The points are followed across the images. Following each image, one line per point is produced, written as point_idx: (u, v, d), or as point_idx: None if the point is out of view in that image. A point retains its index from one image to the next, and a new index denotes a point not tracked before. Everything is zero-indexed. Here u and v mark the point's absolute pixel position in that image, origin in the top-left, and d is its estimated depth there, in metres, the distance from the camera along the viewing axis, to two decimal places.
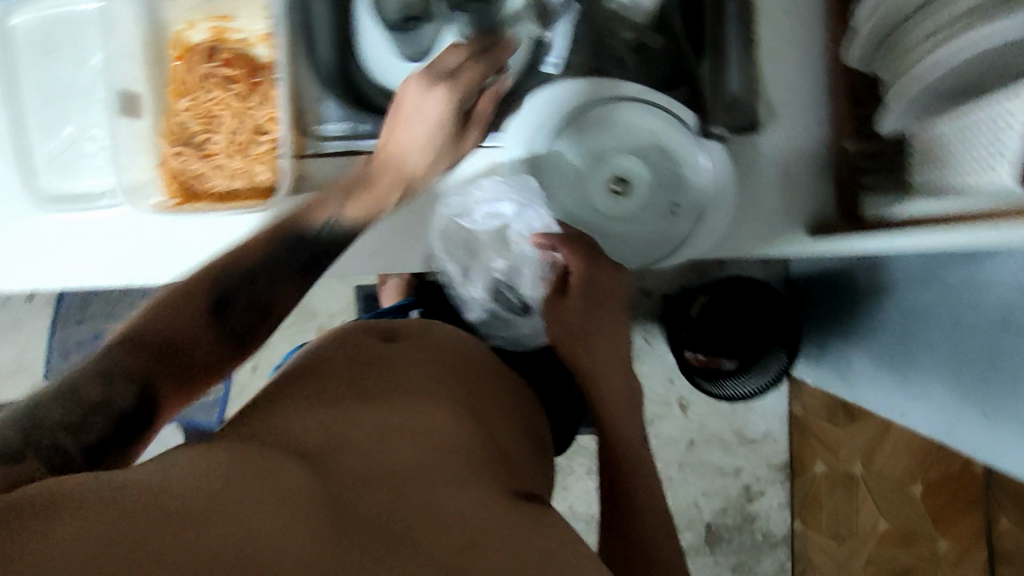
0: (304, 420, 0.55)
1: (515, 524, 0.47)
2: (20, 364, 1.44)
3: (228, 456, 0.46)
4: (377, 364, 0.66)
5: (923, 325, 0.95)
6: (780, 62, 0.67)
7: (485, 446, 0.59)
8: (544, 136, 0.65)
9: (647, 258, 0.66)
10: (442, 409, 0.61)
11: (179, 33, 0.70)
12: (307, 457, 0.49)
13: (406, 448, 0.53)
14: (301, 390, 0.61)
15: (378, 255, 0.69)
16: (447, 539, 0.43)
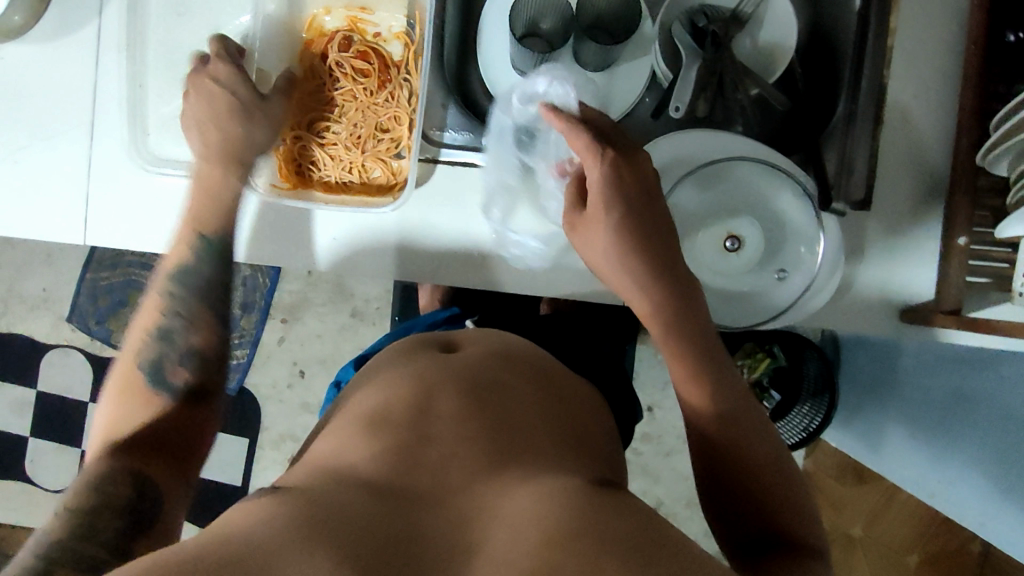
0: (359, 434, 0.51)
1: (597, 533, 0.41)
2: (47, 297, 1.41)
3: (281, 510, 0.43)
4: (434, 355, 0.60)
5: (966, 413, 0.96)
6: (899, 145, 0.68)
7: (554, 444, 0.53)
8: (661, 185, 0.67)
9: (745, 317, 0.66)
10: (496, 400, 0.54)
11: (315, 17, 0.73)
12: (361, 490, 0.45)
13: (462, 463, 0.48)
14: (348, 406, 0.56)
15: (479, 270, 0.70)
16: (536, 553, 0.40)
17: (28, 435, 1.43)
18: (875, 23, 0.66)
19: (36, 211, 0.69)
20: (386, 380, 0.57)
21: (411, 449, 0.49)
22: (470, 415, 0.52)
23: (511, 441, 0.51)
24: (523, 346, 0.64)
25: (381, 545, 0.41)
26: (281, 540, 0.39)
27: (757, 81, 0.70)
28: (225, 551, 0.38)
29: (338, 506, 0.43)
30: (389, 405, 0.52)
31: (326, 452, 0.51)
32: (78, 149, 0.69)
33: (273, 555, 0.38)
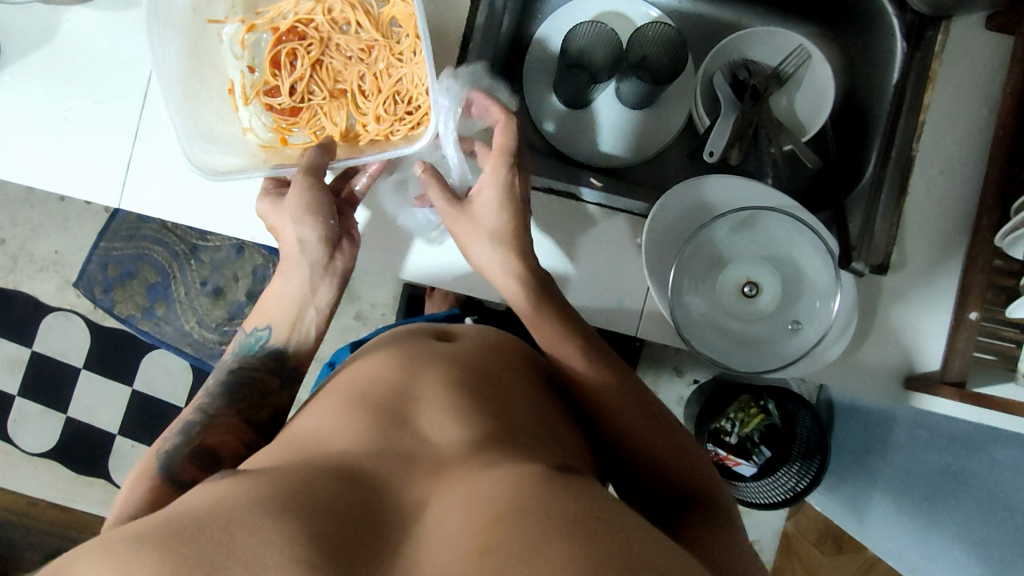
0: (344, 420, 0.54)
1: (545, 503, 0.43)
2: (57, 261, 1.42)
3: (259, 478, 0.46)
4: (424, 350, 0.63)
5: (954, 490, 0.96)
6: (921, 216, 0.70)
7: (528, 438, 0.55)
8: (688, 224, 0.69)
9: (756, 363, 0.67)
10: (477, 395, 0.57)
11: (253, 138, 0.72)
12: (334, 469, 0.48)
13: (431, 457, 0.51)
14: (339, 389, 0.60)
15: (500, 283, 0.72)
16: (482, 526, 0.42)
17: (16, 395, 1.42)
18: (908, 95, 0.69)
19: (75, 170, 0.71)
20: (375, 369, 0.60)
21: (388, 436, 0.52)
22: (447, 408, 0.55)
23: (483, 431, 0.53)
24: (514, 350, 0.68)
25: (343, 513, 0.44)
26: (251, 498, 0.43)
27: (791, 137, 0.73)
28: (202, 514, 0.42)
29: (308, 477, 0.46)
30: (374, 394, 0.56)
31: (313, 432, 0.54)
32: (128, 116, 0.71)
33: (239, 512, 0.41)
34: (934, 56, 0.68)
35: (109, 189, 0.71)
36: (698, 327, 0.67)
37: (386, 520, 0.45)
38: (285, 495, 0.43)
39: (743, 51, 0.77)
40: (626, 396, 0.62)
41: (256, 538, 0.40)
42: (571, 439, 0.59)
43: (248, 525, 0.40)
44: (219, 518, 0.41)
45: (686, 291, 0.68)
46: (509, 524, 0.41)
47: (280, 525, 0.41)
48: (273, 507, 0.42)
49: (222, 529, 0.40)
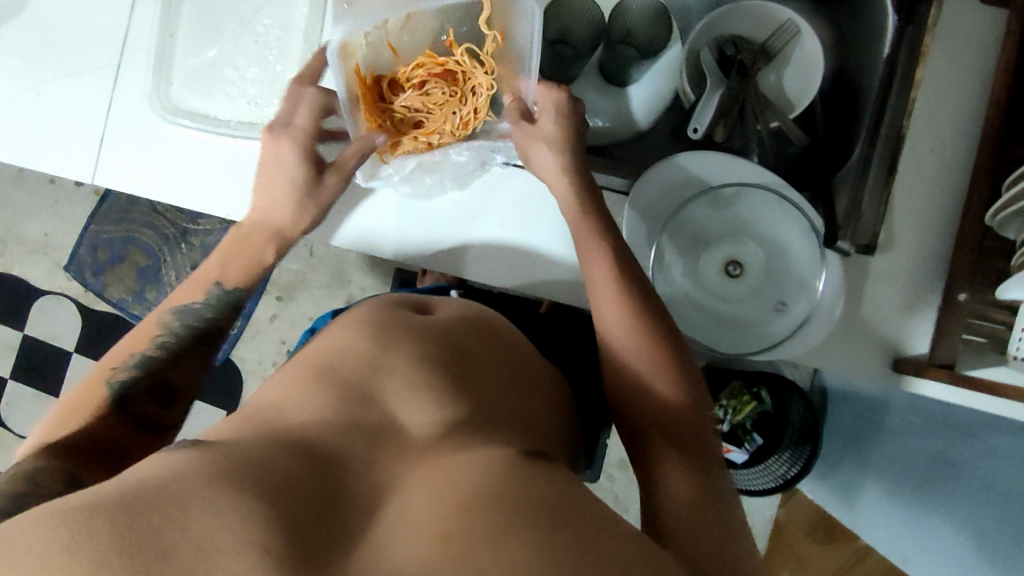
0: (315, 396, 0.52)
1: (515, 489, 0.42)
2: (48, 244, 1.41)
3: (218, 450, 0.45)
4: (403, 323, 0.61)
5: (947, 477, 0.94)
6: (910, 195, 0.68)
7: (502, 420, 0.54)
8: (672, 202, 0.67)
9: (738, 343, 0.65)
10: (452, 376, 0.56)
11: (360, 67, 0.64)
12: (301, 447, 0.46)
13: (399, 441, 0.49)
14: (307, 359, 0.58)
15: (472, 257, 0.71)
16: (447, 513, 0.40)
17: (7, 378, 1.42)
18: (900, 73, 0.67)
19: (47, 142, 0.69)
20: (343, 342, 0.58)
21: (355, 415, 0.51)
22: (417, 387, 0.53)
23: (454, 411, 0.52)
24: (489, 325, 0.66)
25: (305, 494, 0.42)
26: (209, 472, 0.41)
27: (778, 113, 0.71)
28: (157, 481, 0.40)
29: (269, 452, 0.45)
30: (343, 368, 0.55)
31: (277, 404, 0.53)
32: (100, 90, 0.70)
33: (198, 485, 0.40)
34: (927, 31, 0.66)
35: (80, 164, 0.70)
36: (681, 309, 0.66)
37: (348, 502, 0.44)
38: (245, 472, 0.42)
39: (733, 26, 0.75)
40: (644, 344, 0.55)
41: (211, 518, 0.38)
42: (538, 424, 0.57)
43: (204, 501, 0.39)
44: (173, 490, 0.39)
45: (669, 271, 0.66)
46: (476, 510, 0.40)
47: (239, 504, 0.39)
48: (233, 483, 0.40)
49: (178, 505, 0.38)
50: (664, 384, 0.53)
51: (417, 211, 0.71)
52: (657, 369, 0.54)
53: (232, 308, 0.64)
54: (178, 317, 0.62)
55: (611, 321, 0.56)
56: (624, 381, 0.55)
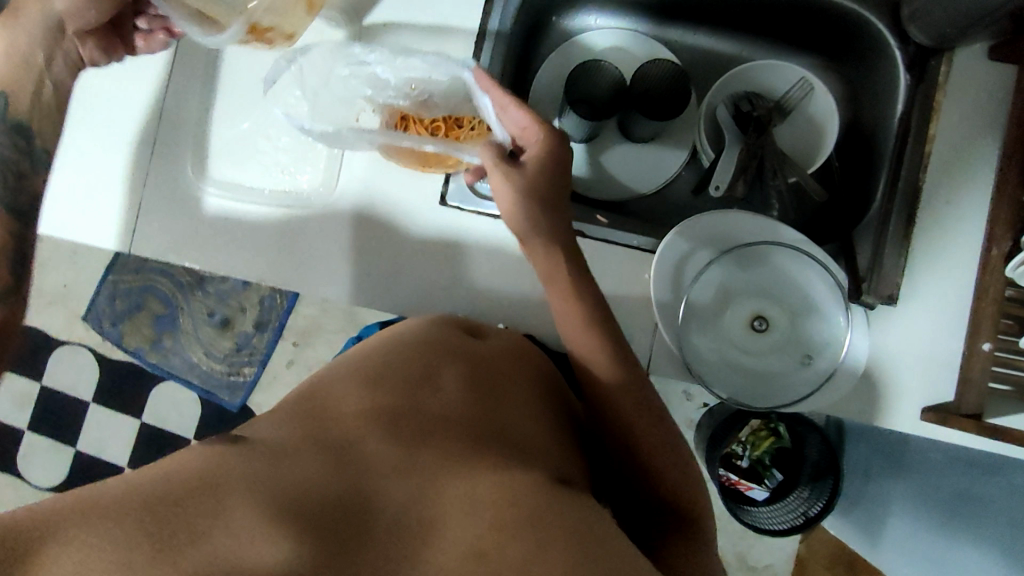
0: (359, 386, 0.50)
1: (552, 523, 0.41)
2: (65, 294, 1.43)
3: (255, 449, 0.43)
4: (438, 335, 0.59)
5: (976, 512, 0.96)
6: (926, 246, 0.69)
7: (528, 439, 0.51)
8: (698, 255, 0.68)
9: (762, 400, 0.66)
10: (479, 389, 0.53)
11: None
12: (336, 445, 0.45)
13: (436, 443, 0.47)
14: (345, 360, 0.56)
15: (498, 308, 0.72)
16: (476, 543, 0.40)
17: (27, 427, 1.44)
18: (913, 130, 0.69)
19: (87, 220, 0.73)
20: (389, 343, 0.56)
21: (398, 409, 0.48)
22: (458, 394, 0.51)
23: (492, 424, 0.50)
24: (538, 358, 0.64)
25: (339, 512, 0.41)
26: (246, 481, 0.39)
27: (796, 169, 0.73)
28: (193, 484, 0.38)
29: (301, 459, 0.43)
30: (393, 370, 0.52)
31: (316, 394, 0.50)
32: (140, 167, 0.73)
33: (235, 498, 0.38)
34: (938, 88, 0.69)
35: (122, 235, 0.73)
36: (710, 368, 0.66)
37: (378, 512, 0.42)
38: (276, 485, 0.40)
39: (750, 83, 0.78)
40: (653, 420, 0.56)
41: (242, 537, 0.36)
42: (575, 448, 0.56)
43: (238, 515, 0.37)
44: (199, 495, 0.38)
45: (695, 327, 0.67)
46: (510, 536, 0.40)
47: (260, 520, 0.37)
48: (253, 499, 0.39)
49: (214, 510, 0.37)
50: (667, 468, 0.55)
51: (440, 269, 0.72)
52: (660, 443, 0.56)
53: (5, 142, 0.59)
54: None
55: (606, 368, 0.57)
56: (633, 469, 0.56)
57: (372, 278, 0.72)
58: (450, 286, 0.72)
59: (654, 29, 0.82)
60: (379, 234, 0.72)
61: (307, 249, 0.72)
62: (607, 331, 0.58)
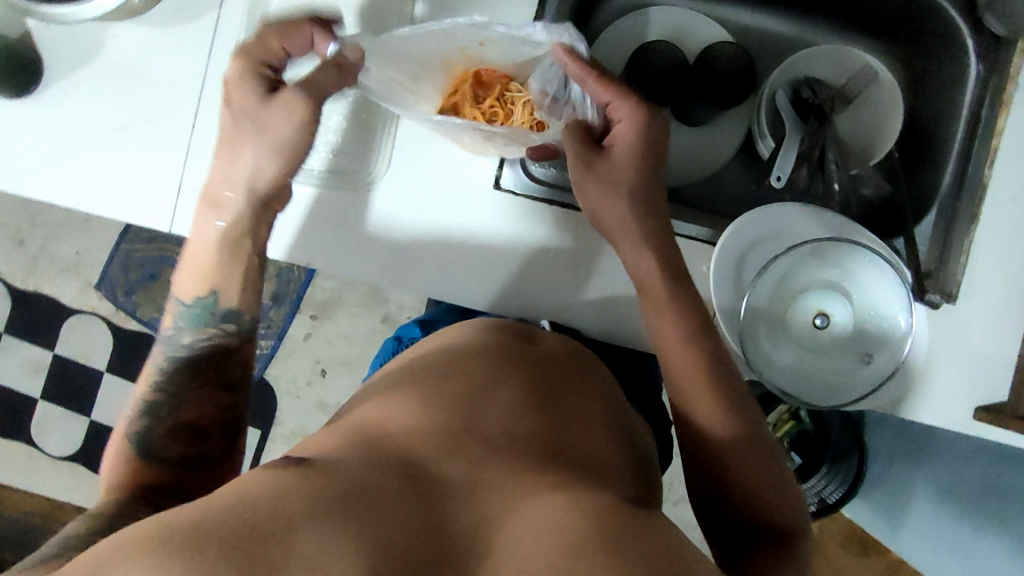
0: (420, 406, 0.50)
1: (624, 538, 0.39)
2: (77, 262, 1.40)
3: (328, 470, 0.43)
4: (496, 347, 0.58)
5: (1000, 505, 0.98)
6: (988, 242, 0.67)
7: (590, 455, 0.51)
8: (765, 252, 0.66)
9: (825, 400, 0.65)
10: (537, 402, 0.53)
11: None
12: (409, 468, 0.45)
13: (502, 464, 0.47)
14: (405, 373, 0.56)
15: (544, 297, 0.71)
16: (549, 554, 0.39)
17: (39, 396, 1.41)
18: (983, 124, 0.68)
19: (119, 194, 0.68)
20: (450, 360, 0.56)
21: (463, 431, 0.48)
22: (519, 411, 0.51)
23: (553, 442, 0.50)
24: (594, 369, 0.63)
25: (410, 533, 0.40)
26: (316, 494, 0.40)
27: (860, 160, 0.71)
28: (269, 499, 0.38)
29: (378, 480, 0.43)
30: (451, 392, 0.52)
31: (380, 416, 0.50)
32: (174, 139, 0.68)
33: (309, 511, 0.38)
34: (1010, 81, 0.66)
35: (157, 215, 0.68)
36: (781, 371, 0.65)
37: (450, 530, 0.42)
38: (337, 501, 0.40)
39: (809, 70, 0.75)
40: (734, 414, 0.54)
41: (322, 546, 0.37)
42: (632, 463, 0.55)
43: (312, 526, 0.37)
44: (281, 511, 0.38)
45: (762, 325, 0.66)
46: (584, 550, 0.38)
47: (339, 536, 0.38)
48: (330, 515, 0.39)
49: (287, 525, 0.37)
50: (743, 468, 0.53)
51: (486, 255, 0.70)
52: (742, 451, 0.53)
53: (223, 313, 0.64)
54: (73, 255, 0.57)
55: (679, 365, 0.55)
56: (712, 469, 0.54)
57: (416, 264, 0.70)
58: (494, 267, 0.70)
59: (710, 7, 0.79)
60: (429, 218, 0.70)
61: (349, 231, 0.70)
62: (679, 326, 0.57)
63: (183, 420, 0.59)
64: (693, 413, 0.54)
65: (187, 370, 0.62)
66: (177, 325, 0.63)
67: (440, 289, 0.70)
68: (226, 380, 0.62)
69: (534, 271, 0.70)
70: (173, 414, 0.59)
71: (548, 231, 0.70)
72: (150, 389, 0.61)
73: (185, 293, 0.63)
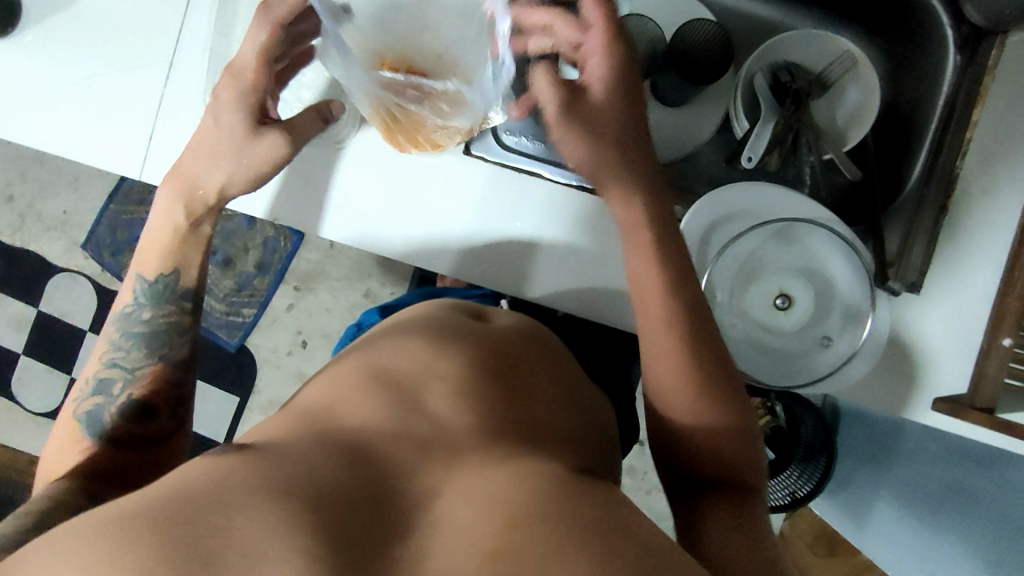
0: (364, 388, 0.48)
1: (563, 504, 0.38)
2: (65, 221, 1.40)
3: (264, 456, 0.41)
4: (449, 326, 0.56)
5: (964, 507, 0.96)
6: (957, 233, 0.67)
7: (540, 432, 0.49)
8: (730, 229, 0.66)
9: (784, 379, 0.65)
10: (486, 378, 0.51)
11: None
12: (349, 448, 0.43)
13: (446, 443, 0.45)
14: (354, 355, 0.54)
15: (506, 265, 0.69)
16: (487, 529, 0.37)
17: (21, 353, 1.42)
18: (958, 113, 0.67)
19: (91, 140, 0.68)
20: (397, 339, 0.54)
21: (407, 411, 0.46)
22: (466, 387, 0.49)
23: (501, 419, 0.48)
24: (547, 343, 0.62)
25: (354, 509, 0.39)
26: (254, 479, 0.38)
27: (831, 146, 0.72)
28: (204, 487, 0.37)
29: (315, 462, 0.41)
30: (395, 370, 0.50)
31: (324, 400, 0.48)
32: (148, 88, 0.69)
33: (247, 495, 0.37)
34: (986, 72, 0.66)
35: (127, 163, 0.69)
36: (737, 348, 0.66)
37: (389, 508, 0.40)
38: (268, 482, 0.38)
39: (790, 53, 0.75)
40: (691, 367, 0.52)
41: (251, 527, 0.35)
42: (590, 442, 0.54)
43: (249, 510, 0.36)
44: (213, 497, 0.37)
45: (719, 300, 0.66)
46: (519, 518, 0.37)
47: (271, 514, 0.36)
48: (264, 494, 0.37)
49: (216, 512, 0.36)
50: (705, 423, 0.51)
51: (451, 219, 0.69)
52: (706, 411, 0.51)
53: (181, 295, 0.66)
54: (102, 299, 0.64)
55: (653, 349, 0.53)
56: (676, 435, 0.53)
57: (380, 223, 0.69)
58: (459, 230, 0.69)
59: None
60: (396, 179, 0.69)
61: (318, 187, 0.70)
62: (640, 289, 0.55)
63: (132, 397, 0.63)
64: (648, 368, 0.53)
65: (145, 347, 0.64)
66: (137, 303, 0.65)
67: (404, 252, 0.70)
68: (180, 363, 0.66)
69: (497, 236, 0.69)
70: (126, 391, 0.63)
71: (513, 196, 0.69)
72: (105, 367, 0.64)
73: (144, 269, 0.65)
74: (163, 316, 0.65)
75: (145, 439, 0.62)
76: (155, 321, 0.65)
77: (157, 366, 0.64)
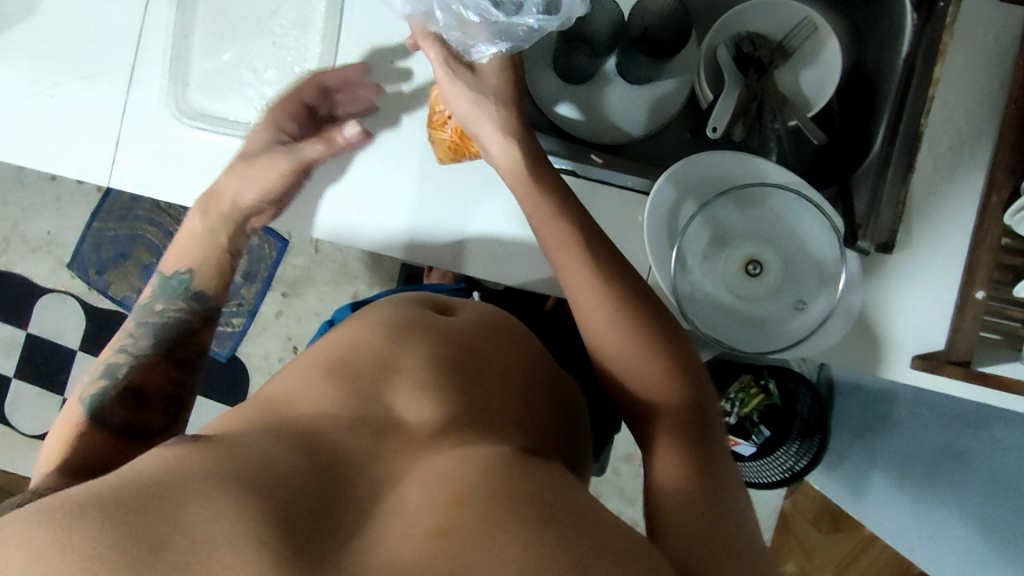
0: (322, 382, 0.48)
1: (510, 481, 0.39)
2: (49, 241, 1.40)
3: (220, 445, 0.41)
4: (408, 315, 0.56)
5: (954, 469, 0.96)
6: (924, 190, 0.67)
7: (498, 418, 0.49)
8: (692, 200, 0.67)
9: (758, 344, 0.65)
10: (444, 365, 0.51)
11: None
12: (305, 438, 0.43)
13: (402, 433, 0.45)
14: (312, 351, 0.54)
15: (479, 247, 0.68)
16: (442, 509, 0.38)
17: (12, 375, 1.42)
18: (918, 70, 0.67)
19: (58, 149, 0.69)
20: (356, 331, 0.54)
21: (365, 403, 0.46)
22: (423, 376, 0.49)
23: (458, 405, 0.48)
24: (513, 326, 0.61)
25: (308, 495, 0.38)
26: (209, 468, 0.38)
27: (796, 112, 0.72)
28: (156, 475, 0.37)
29: (271, 451, 0.41)
30: (352, 360, 0.50)
31: (284, 394, 0.48)
32: (113, 94, 0.69)
33: (199, 482, 0.36)
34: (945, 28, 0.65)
35: (95, 169, 0.69)
36: (709, 316, 0.66)
37: (344, 495, 0.40)
38: (224, 471, 0.38)
39: (751, 23, 0.75)
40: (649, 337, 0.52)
41: (206, 513, 0.35)
42: (553, 425, 0.54)
43: (202, 496, 0.36)
44: (170, 484, 0.36)
45: (689, 269, 0.66)
46: (468, 498, 0.38)
47: (224, 503, 0.36)
48: (218, 482, 0.37)
49: (171, 500, 0.35)
50: (660, 382, 0.51)
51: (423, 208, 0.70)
52: (664, 378, 0.51)
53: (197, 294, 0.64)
54: (137, 319, 0.63)
55: (608, 327, 0.53)
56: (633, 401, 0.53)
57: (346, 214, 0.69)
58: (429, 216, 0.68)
59: None
60: (365, 170, 0.69)
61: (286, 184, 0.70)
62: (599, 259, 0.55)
63: (132, 385, 0.59)
64: (603, 344, 0.53)
65: (154, 335, 0.62)
66: (153, 296, 0.64)
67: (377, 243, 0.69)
68: (187, 357, 0.62)
69: (467, 219, 0.68)
70: (126, 375, 0.60)
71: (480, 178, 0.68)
72: (115, 352, 0.62)
73: (169, 267, 0.65)
74: (174, 308, 0.63)
75: (138, 431, 0.57)
76: (168, 314, 0.63)
77: (163, 356, 0.61)
